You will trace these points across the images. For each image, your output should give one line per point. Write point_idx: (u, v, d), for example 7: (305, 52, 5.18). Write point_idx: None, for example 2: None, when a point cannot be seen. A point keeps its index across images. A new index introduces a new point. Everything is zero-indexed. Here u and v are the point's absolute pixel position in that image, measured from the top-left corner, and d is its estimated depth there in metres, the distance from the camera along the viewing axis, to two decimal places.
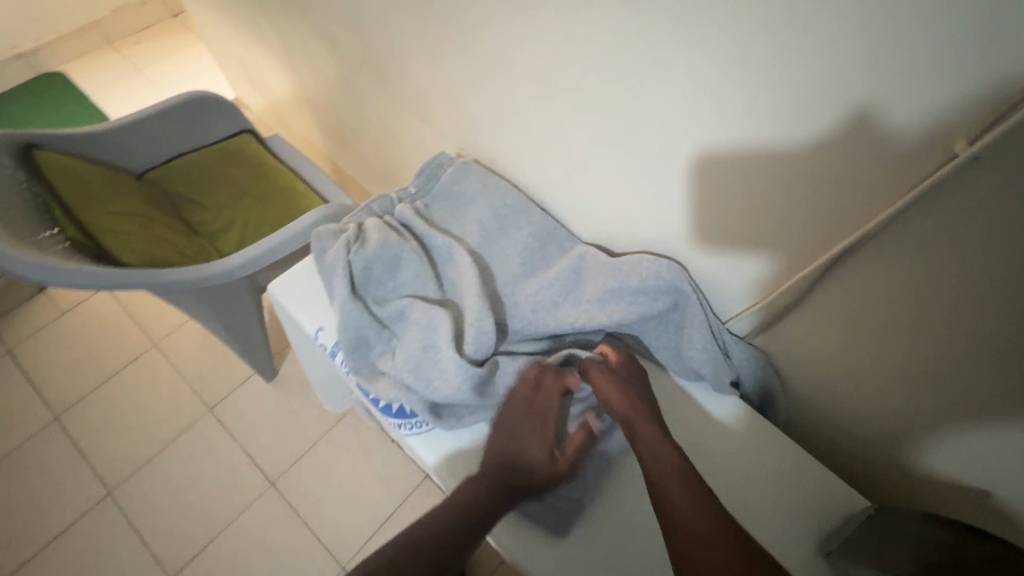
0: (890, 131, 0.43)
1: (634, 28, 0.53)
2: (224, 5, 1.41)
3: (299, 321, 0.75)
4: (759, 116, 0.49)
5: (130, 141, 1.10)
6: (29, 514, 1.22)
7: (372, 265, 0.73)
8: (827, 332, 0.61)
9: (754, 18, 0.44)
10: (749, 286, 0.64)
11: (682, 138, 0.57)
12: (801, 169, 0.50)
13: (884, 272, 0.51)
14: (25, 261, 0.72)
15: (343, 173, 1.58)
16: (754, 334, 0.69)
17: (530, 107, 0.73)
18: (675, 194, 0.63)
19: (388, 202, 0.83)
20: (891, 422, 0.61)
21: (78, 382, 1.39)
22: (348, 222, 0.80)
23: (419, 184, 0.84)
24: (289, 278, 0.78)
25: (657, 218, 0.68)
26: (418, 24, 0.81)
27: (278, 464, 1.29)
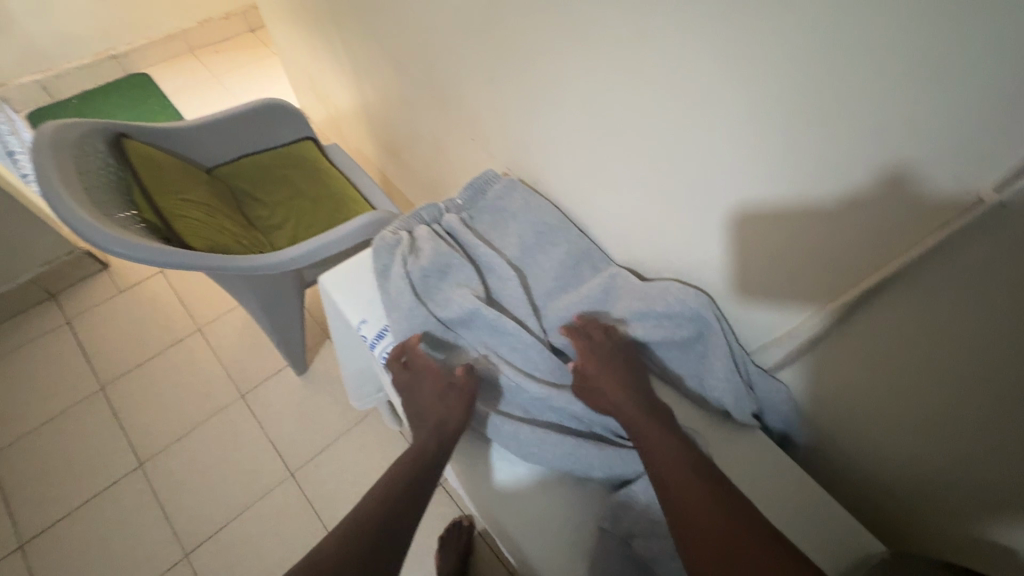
0: (916, 169, 0.45)
1: (682, 68, 0.57)
2: (302, 23, 1.53)
3: (343, 314, 0.80)
4: (790, 151, 0.52)
5: (205, 138, 1.20)
6: (67, 476, 1.30)
7: (426, 274, 0.77)
8: (853, 368, 0.61)
9: (791, 63, 0.48)
10: (779, 318, 0.66)
11: (719, 173, 0.60)
12: (830, 207, 0.53)
13: (912, 310, 0.52)
14: (106, 237, 0.80)
15: (391, 186, 1.68)
16: (780, 368, 0.69)
17: (576, 133, 0.78)
18: (706, 224, 0.66)
19: (435, 212, 0.88)
20: (912, 463, 0.61)
21: (126, 357, 1.48)
22: (398, 229, 0.86)
23: (465, 197, 0.89)
24: (337, 275, 0.83)
25: (690, 247, 0.71)
26: (480, 52, 0.87)
27: (300, 455, 1.33)
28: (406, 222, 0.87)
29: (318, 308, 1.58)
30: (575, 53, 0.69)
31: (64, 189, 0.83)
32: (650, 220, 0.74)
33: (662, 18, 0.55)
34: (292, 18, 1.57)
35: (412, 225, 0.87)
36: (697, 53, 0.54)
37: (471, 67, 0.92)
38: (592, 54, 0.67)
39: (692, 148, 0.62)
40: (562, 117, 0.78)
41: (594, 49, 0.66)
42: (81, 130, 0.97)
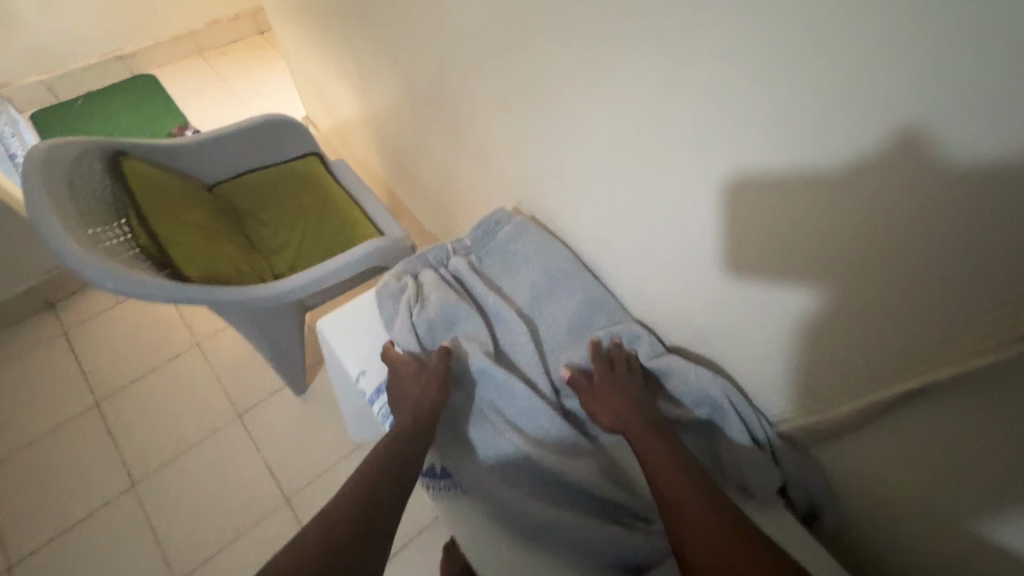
0: (999, 263, 0.41)
1: (724, 117, 0.53)
2: (312, 33, 1.49)
3: (343, 365, 0.78)
4: (851, 224, 0.49)
5: (207, 155, 1.16)
6: (59, 495, 1.27)
7: (434, 325, 0.77)
8: (902, 454, 0.58)
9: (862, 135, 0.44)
10: (821, 393, 0.62)
11: (754, 231, 0.57)
12: (891, 287, 0.49)
13: (985, 409, 0.48)
14: (97, 269, 0.76)
15: (397, 203, 1.64)
16: (817, 445, 0.66)
17: (596, 176, 0.74)
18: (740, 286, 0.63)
19: (442, 254, 0.87)
20: (959, 560, 0.57)
21: (123, 371, 1.44)
22: (403, 272, 0.84)
23: (474, 238, 0.87)
24: (336, 320, 0.80)
25: (710, 309, 0.69)
26: (498, 81, 0.83)
27: (296, 480, 1.30)
28: (411, 265, 0.85)
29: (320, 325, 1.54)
30: (603, 92, 0.65)
31: (56, 216, 0.79)
32: (671, 271, 0.71)
33: (705, 66, 0.52)
34: (302, 27, 1.53)
35: (418, 267, 0.86)
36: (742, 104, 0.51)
37: (488, 94, 0.88)
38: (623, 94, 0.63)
39: (728, 201, 0.58)
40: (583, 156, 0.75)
41: (626, 90, 0.62)
42: (77, 150, 0.93)
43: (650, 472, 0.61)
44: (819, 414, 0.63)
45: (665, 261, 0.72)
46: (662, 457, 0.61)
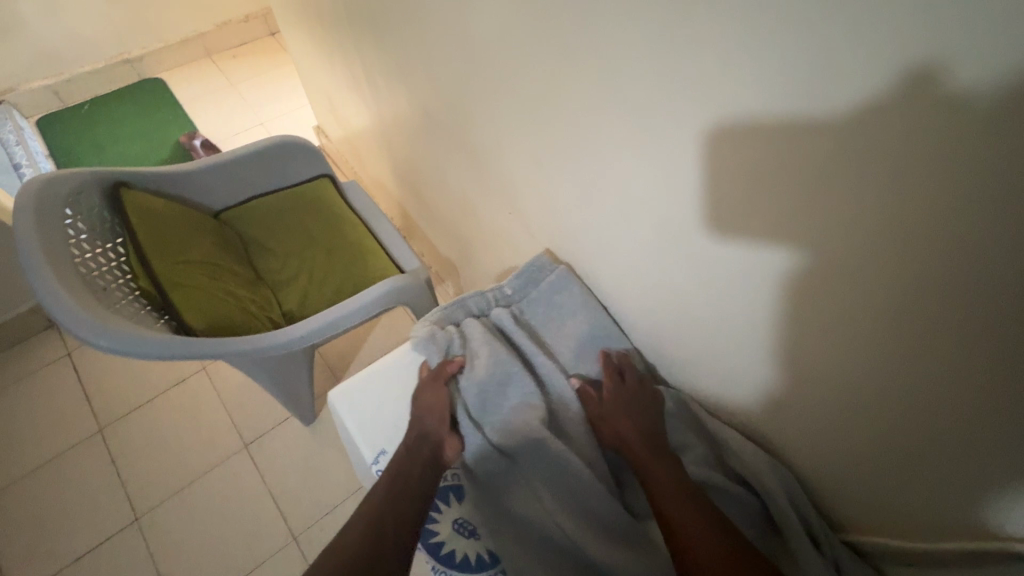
0: None
1: (810, 217, 0.46)
2: (323, 44, 1.42)
3: (359, 445, 0.74)
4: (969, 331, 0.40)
5: (213, 180, 1.10)
6: (60, 528, 1.22)
7: (483, 390, 0.73)
8: None
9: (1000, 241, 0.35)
10: (908, 511, 0.56)
11: (845, 321, 0.49)
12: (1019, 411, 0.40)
13: None
14: (93, 328, 0.70)
15: (411, 222, 1.57)
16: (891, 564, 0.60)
17: (637, 245, 0.67)
18: (818, 371, 0.55)
19: (483, 301, 0.85)
20: None
21: (127, 396, 1.40)
22: (446, 319, 0.83)
23: (512, 285, 0.85)
24: (351, 389, 0.77)
25: (776, 385, 0.61)
26: (525, 120, 0.75)
27: (304, 517, 1.25)
28: (454, 312, 0.84)
29: (331, 349, 1.48)
30: (649, 159, 0.57)
31: (49, 266, 0.72)
32: (728, 351, 0.64)
33: (789, 155, 0.44)
34: (312, 37, 1.46)
35: (460, 315, 0.85)
36: (833, 206, 0.43)
37: (512, 132, 0.80)
38: (675, 166, 0.54)
39: (807, 292, 0.50)
40: (624, 222, 0.67)
41: (679, 162, 0.54)
42: (74, 183, 0.87)
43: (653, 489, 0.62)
44: (901, 535, 0.58)
45: (720, 343, 0.65)
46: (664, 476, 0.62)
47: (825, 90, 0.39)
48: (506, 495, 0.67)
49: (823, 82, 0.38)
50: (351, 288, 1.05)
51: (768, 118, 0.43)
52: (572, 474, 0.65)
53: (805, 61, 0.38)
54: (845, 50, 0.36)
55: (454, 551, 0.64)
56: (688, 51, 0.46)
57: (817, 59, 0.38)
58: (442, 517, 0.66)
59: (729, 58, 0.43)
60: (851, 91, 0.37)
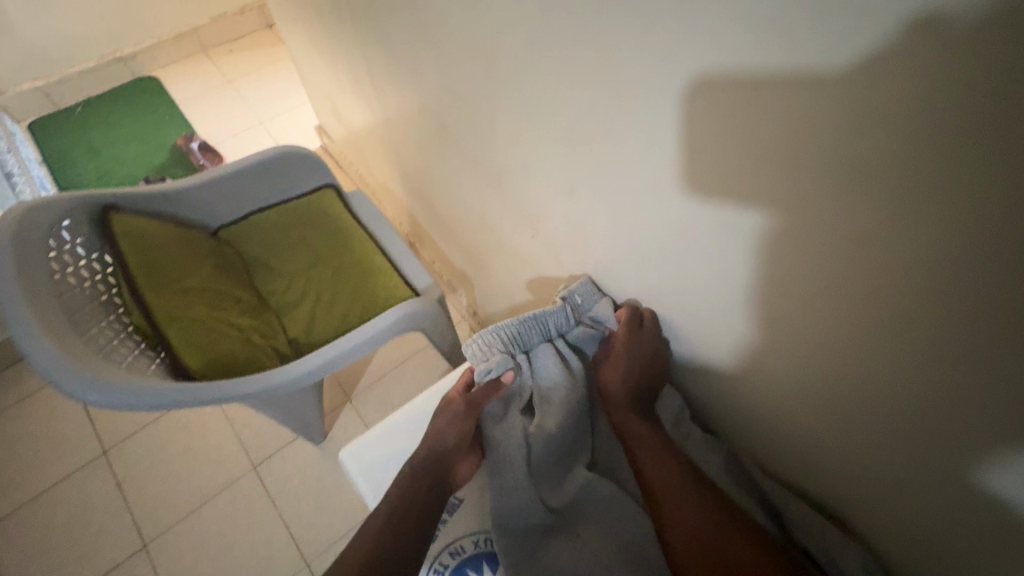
0: None
1: (916, 276, 0.39)
2: (322, 42, 1.33)
3: (372, 500, 0.68)
4: None
5: (211, 197, 1.03)
6: (66, 556, 1.19)
7: (551, 437, 0.67)
8: None
9: None
10: None
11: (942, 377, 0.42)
12: None
13: None
14: (74, 377, 0.63)
15: (421, 228, 1.49)
16: None
17: (690, 282, 0.60)
18: (898, 420, 0.49)
19: (562, 322, 0.76)
20: None
21: (131, 416, 1.35)
22: (518, 340, 0.76)
23: (582, 297, 0.76)
24: (361, 446, 0.72)
25: (840, 428, 0.56)
26: (549, 138, 0.67)
27: (316, 541, 1.20)
28: (530, 331, 0.76)
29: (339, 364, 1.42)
30: (707, 194, 0.50)
31: (30, 309, 0.66)
32: (790, 391, 0.59)
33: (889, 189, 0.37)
34: (311, 33, 1.37)
35: (534, 336, 0.77)
36: (953, 264, 0.36)
37: (533, 147, 0.72)
38: (740, 206, 0.48)
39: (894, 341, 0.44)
40: (678, 259, 0.60)
41: (744, 200, 0.47)
42: (60, 211, 0.80)
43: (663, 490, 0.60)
44: None
45: (785, 390, 0.59)
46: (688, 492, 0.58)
47: (950, 139, 0.32)
48: (544, 549, 0.61)
49: (953, 127, 0.31)
50: (361, 308, 0.99)
51: (874, 164, 0.36)
52: (612, 519, 0.62)
53: (933, 101, 0.31)
54: (987, 91, 0.29)
55: None
56: (765, 82, 0.39)
57: (948, 101, 0.31)
58: None
59: (820, 92, 0.36)
60: (991, 142, 0.30)
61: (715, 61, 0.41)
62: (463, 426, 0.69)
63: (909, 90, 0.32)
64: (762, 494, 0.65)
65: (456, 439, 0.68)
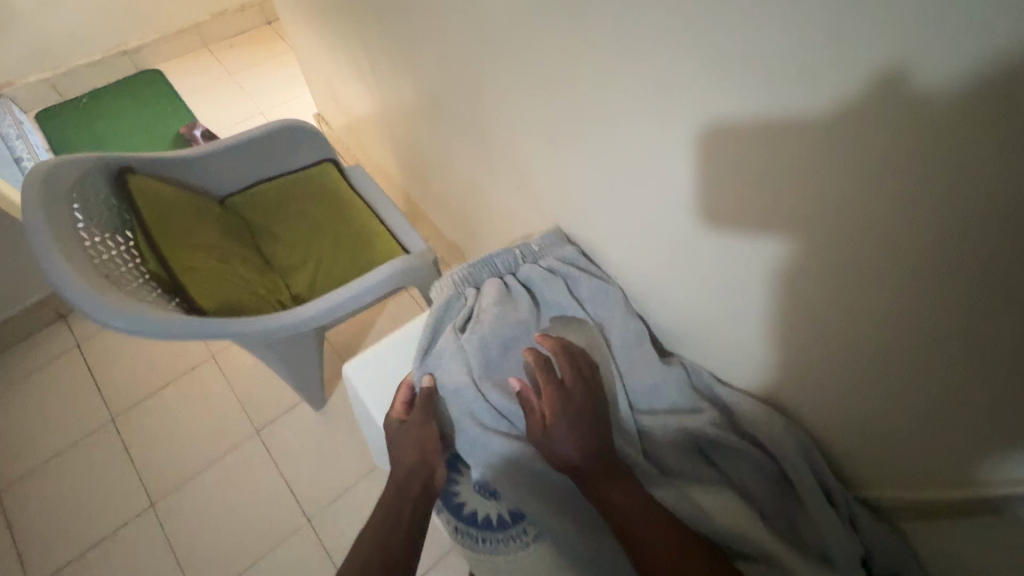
0: None
1: (809, 189, 0.45)
2: (322, 29, 1.40)
3: (374, 410, 0.74)
4: (946, 285, 0.41)
5: (216, 166, 1.10)
6: (77, 515, 1.24)
7: (487, 347, 0.72)
8: (990, 550, 0.50)
9: (967, 176, 0.35)
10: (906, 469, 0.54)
11: (834, 284, 0.48)
12: (987, 352, 0.41)
13: None
14: (107, 308, 0.70)
15: (416, 206, 1.57)
16: (908, 516, 0.56)
17: (633, 217, 0.67)
18: (795, 335, 0.56)
19: (510, 259, 0.82)
20: None
21: (137, 385, 1.41)
22: (469, 279, 0.81)
23: (543, 243, 0.82)
24: (364, 361, 0.78)
25: (760, 347, 0.61)
26: (532, 104, 0.74)
27: (315, 500, 1.26)
28: (477, 271, 0.81)
29: (338, 337, 1.49)
30: (722, 219, 0.55)
31: (56, 246, 0.72)
32: (719, 316, 0.63)
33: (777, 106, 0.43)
34: (311, 22, 1.44)
35: (483, 274, 0.82)
36: (833, 168, 0.42)
37: (511, 106, 0.79)
38: (707, 168, 0.53)
39: (791, 257, 0.51)
40: (625, 198, 0.66)
41: (762, 227, 0.51)
42: (82, 168, 0.87)
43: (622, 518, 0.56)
44: (909, 488, 0.55)
45: (723, 306, 0.62)
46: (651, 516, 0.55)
47: (955, 162, 0.36)
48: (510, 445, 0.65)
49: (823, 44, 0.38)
50: (359, 269, 1.06)
51: (819, 126, 0.42)
52: None
53: (801, 17, 0.38)
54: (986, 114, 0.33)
55: (476, 511, 0.69)
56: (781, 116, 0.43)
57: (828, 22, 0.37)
58: (462, 480, 0.71)
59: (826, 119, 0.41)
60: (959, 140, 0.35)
61: (679, 26, 0.47)
62: (421, 442, 0.67)
63: (923, 122, 0.36)
64: (716, 403, 0.67)
65: (416, 456, 0.66)
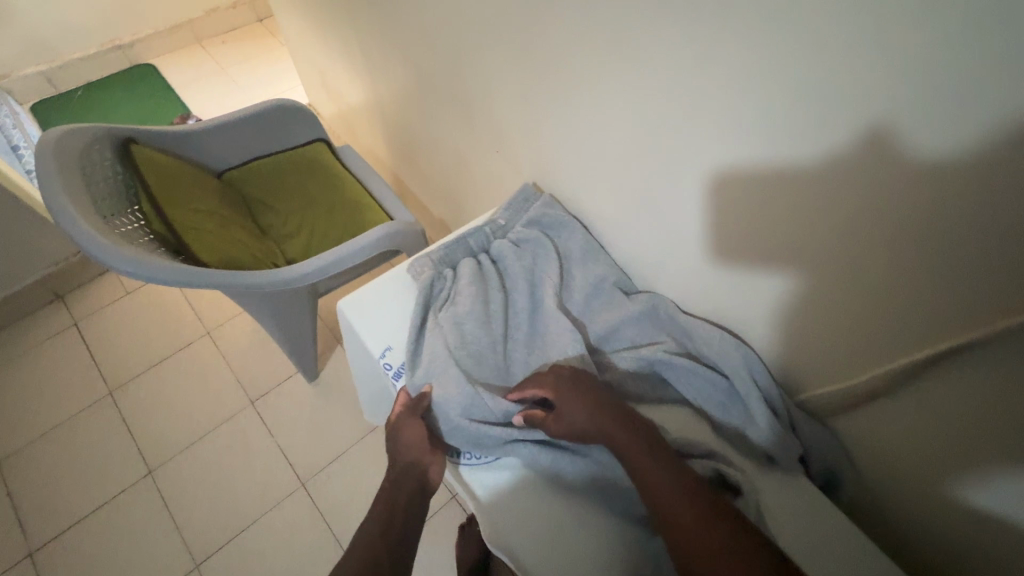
0: (982, 228, 0.42)
1: (743, 112, 0.53)
2: (315, 18, 1.48)
3: (364, 340, 0.80)
4: (853, 190, 0.48)
5: (215, 141, 1.16)
6: (76, 483, 1.28)
7: (466, 320, 0.75)
8: (907, 428, 0.57)
9: (859, 90, 0.43)
10: (831, 370, 0.62)
11: (767, 202, 0.56)
12: (887, 245, 0.49)
13: (966, 390, 0.50)
14: (116, 255, 0.76)
15: (406, 187, 1.64)
16: (833, 415, 0.64)
17: (604, 157, 0.74)
18: (736, 258, 0.64)
19: (481, 237, 0.88)
20: (947, 531, 0.58)
21: (134, 361, 1.45)
22: (445, 260, 0.85)
23: (509, 216, 0.89)
24: (356, 298, 0.83)
25: (712, 273, 0.68)
26: (513, 73, 0.81)
27: (309, 466, 1.31)
28: (452, 251, 0.86)
29: (331, 313, 1.54)
30: (710, 198, 0.62)
31: (69, 199, 0.78)
32: (678, 247, 0.71)
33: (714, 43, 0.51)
34: (304, 12, 1.51)
35: (458, 254, 0.87)
36: (758, 92, 0.50)
37: (493, 74, 0.87)
38: (662, 106, 0.60)
39: (731, 181, 0.58)
40: (596, 143, 0.74)
41: (727, 180, 0.58)
42: (90, 135, 0.93)
43: (650, 491, 0.56)
44: (835, 381, 0.62)
45: (681, 233, 0.69)
46: (674, 486, 0.56)
47: (870, 98, 0.43)
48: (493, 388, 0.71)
49: None
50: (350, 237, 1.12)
51: (756, 64, 0.49)
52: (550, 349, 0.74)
53: None
54: (970, 140, 0.39)
55: None
56: (759, 99, 0.51)
57: None
58: None
59: (815, 117, 0.47)
60: (911, 108, 0.41)
61: None
62: (416, 442, 0.67)
63: (845, 67, 0.43)
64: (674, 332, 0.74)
65: (410, 456, 0.67)
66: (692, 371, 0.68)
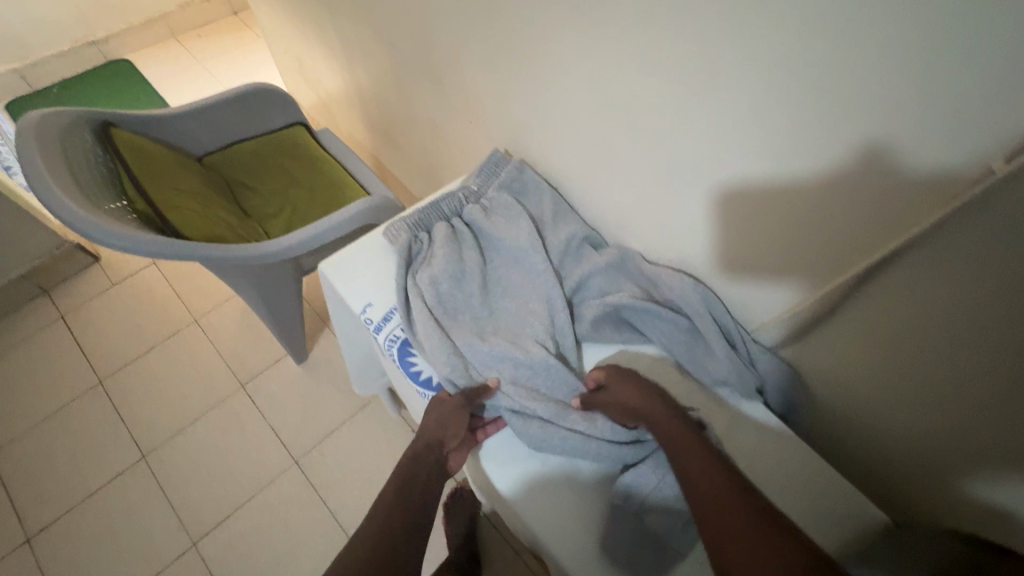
0: (894, 147, 0.46)
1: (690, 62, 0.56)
2: (288, 5, 1.49)
3: (346, 299, 0.83)
4: (788, 127, 0.52)
5: (194, 126, 1.18)
6: (70, 471, 1.29)
7: (442, 278, 0.79)
8: (851, 348, 0.62)
9: (787, 32, 0.47)
10: (778, 301, 0.67)
11: (718, 146, 0.60)
12: (823, 175, 0.53)
13: (892, 306, 0.55)
14: (99, 227, 0.78)
15: (387, 170, 1.66)
16: (784, 345, 0.70)
17: (568, 118, 0.78)
18: (693, 204, 0.69)
19: (454, 202, 0.91)
20: (899, 435, 0.64)
21: (123, 350, 1.47)
22: (420, 224, 0.88)
23: (481, 181, 0.92)
24: (337, 262, 0.86)
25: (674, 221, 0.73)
26: (481, 43, 0.84)
27: (301, 444, 1.34)
28: (427, 216, 0.89)
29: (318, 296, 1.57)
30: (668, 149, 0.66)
31: (50, 176, 0.80)
32: (640, 198, 0.76)
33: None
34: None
35: (433, 218, 0.90)
36: (703, 41, 0.54)
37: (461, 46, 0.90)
38: (618, 62, 0.64)
39: (685, 130, 0.62)
40: (560, 105, 0.78)
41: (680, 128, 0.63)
42: (69, 118, 0.95)
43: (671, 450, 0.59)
44: (781, 312, 0.67)
45: (642, 186, 0.74)
46: (687, 442, 0.59)
47: (797, 37, 0.47)
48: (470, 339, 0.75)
49: None
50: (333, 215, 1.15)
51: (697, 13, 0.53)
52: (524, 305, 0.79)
53: None
54: (876, 67, 0.44)
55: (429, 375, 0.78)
56: (703, 46, 0.54)
57: None
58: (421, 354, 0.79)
59: (752, 60, 0.51)
60: (830, 42, 0.45)
61: None
62: (457, 430, 0.68)
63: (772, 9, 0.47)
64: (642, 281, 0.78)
65: (446, 440, 0.68)
66: (657, 315, 0.73)
